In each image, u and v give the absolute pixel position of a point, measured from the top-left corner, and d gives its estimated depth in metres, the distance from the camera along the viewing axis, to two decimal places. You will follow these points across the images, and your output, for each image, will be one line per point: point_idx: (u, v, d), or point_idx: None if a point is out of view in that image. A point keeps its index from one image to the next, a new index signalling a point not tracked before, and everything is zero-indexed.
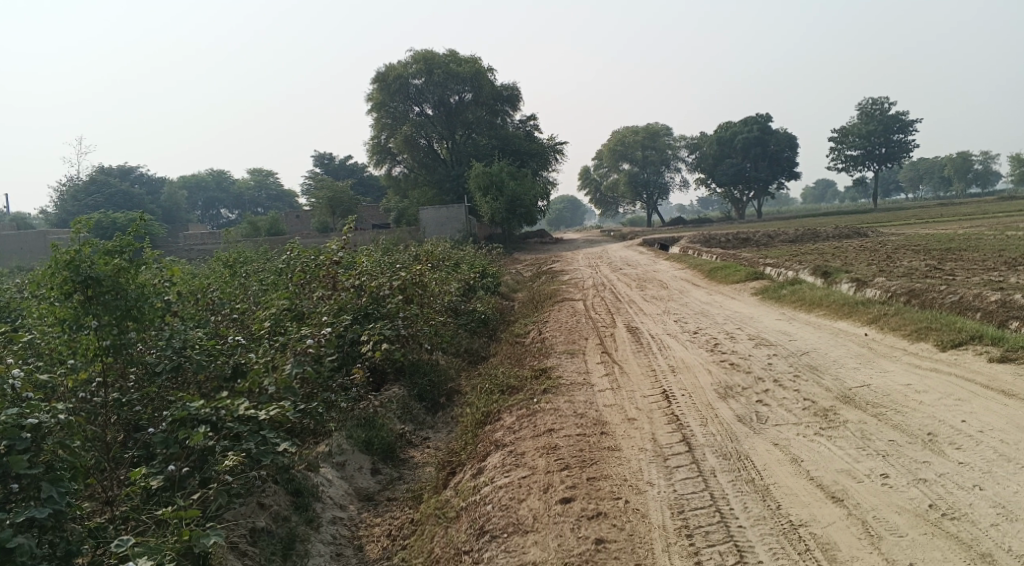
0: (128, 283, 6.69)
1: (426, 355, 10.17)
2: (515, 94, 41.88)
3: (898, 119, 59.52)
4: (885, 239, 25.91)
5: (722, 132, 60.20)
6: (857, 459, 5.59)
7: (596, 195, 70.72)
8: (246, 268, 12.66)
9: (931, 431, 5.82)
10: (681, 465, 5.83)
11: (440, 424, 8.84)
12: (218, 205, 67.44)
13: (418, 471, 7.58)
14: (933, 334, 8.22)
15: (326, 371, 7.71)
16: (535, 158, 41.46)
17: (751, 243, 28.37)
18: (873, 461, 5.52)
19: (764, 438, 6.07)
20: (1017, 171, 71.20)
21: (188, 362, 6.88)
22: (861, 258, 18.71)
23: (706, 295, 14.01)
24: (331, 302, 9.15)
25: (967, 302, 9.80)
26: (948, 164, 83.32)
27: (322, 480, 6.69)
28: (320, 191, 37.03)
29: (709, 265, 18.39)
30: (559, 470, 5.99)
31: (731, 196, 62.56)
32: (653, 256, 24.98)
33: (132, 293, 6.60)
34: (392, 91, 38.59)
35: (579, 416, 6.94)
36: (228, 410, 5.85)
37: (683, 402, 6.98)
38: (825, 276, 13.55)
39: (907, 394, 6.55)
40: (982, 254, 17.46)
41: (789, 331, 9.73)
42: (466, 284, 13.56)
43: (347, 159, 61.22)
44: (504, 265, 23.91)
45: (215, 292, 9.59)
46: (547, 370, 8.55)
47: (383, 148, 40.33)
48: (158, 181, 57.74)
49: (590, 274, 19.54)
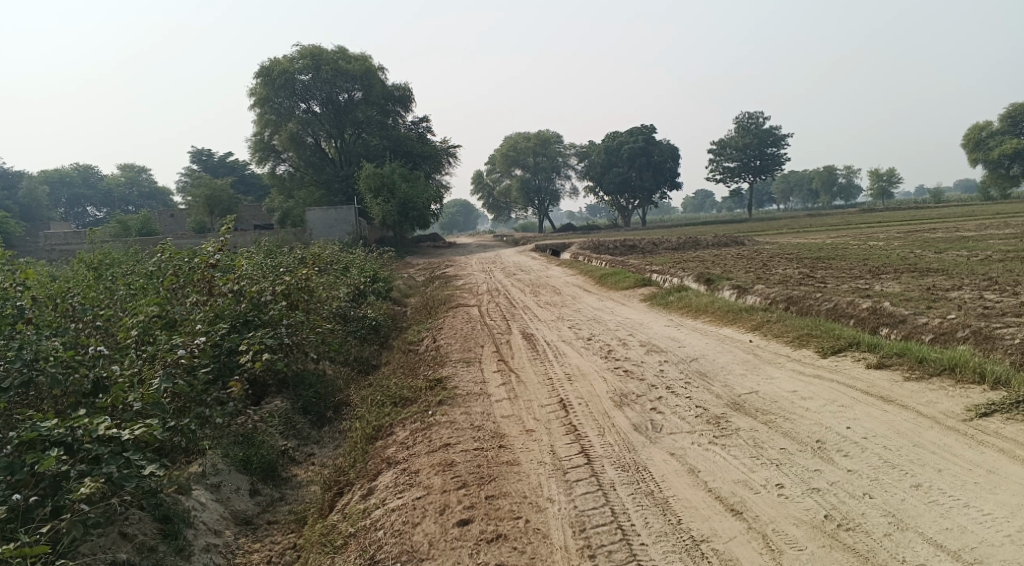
0: None
1: (312, 365, 9.73)
2: (406, 96, 41.31)
3: (771, 134, 62.62)
4: (762, 248, 27.06)
5: (609, 141, 61.56)
6: (752, 468, 5.64)
7: (488, 200, 70.89)
8: (114, 270, 11.79)
9: (819, 439, 5.97)
10: (580, 479, 5.73)
11: (327, 438, 8.46)
12: (85, 202, 63.42)
13: (302, 490, 7.18)
14: (813, 342, 8.51)
15: (200, 385, 7.22)
16: (427, 161, 41.06)
17: (638, 250, 29.03)
18: (768, 471, 5.59)
19: (661, 448, 6.06)
20: (876, 186, 76.33)
21: (40, 376, 6.27)
22: (742, 265, 19.42)
23: (597, 301, 14.14)
24: (206, 308, 8.56)
25: (842, 309, 10.23)
26: (816, 178, 88.35)
27: (194, 505, 6.22)
28: (198, 190, 35.41)
29: (600, 271, 18.63)
30: (456, 489, 5.77)
31: (618, 204, 64.07)
32: (544, 262, 25.13)
33: None
34: (277, 86, 36.93)
35: (475, 429, 6.74)
36: (85, 430, 5.40)
37: (580, 412, 6.90)
38: (709, 283, 13.92)
39: (793, 400, 6.71)
40: (851, 263, 18.46)
41: (678, 337, 9.88)
42: (355, 289, 13.16)
43: (228, 157, 58.79)
44: (396, 268, 23.50)
45: (76, 296, 8.85)
46: (441, 380, 8.31)
47: (267, 146, 38.87)
48: (17, 175, 53.70)
49: (483, 279, 19.43)
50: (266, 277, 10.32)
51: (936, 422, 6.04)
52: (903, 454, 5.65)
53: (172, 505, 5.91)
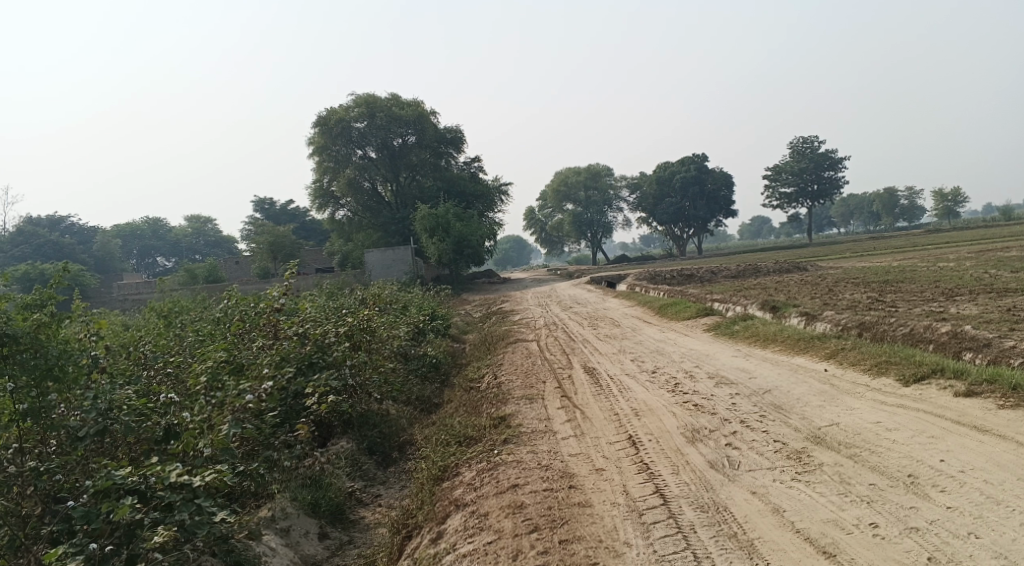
0: (49, 339, 6.32)
1: (375, 406, 9.69)
2: (458, 136, 41.84)
3: (827, 158, 61.47)
4: (824, 273, 26.38)
5: (661, 171, 61.22)
6: (841, 507, 5.33)
7: (541, 235, 71.01)
8: (183, 317, 12.04)
9: (911, 473, 5.62)
10: (657, 521, 5.49)
11: (392, 479, 8.37)
12: (154, 253, 65.62)
13: (371, 533, 7.08)
14: (893, 369, 8.12)
15: (268, 429, 7.22)
16: (480, 199, 41.37)
17: (696, 280, 28.57)
18: (859, 509, 5.28)
19: (741, 486, 5.79)
20: (940, 205, 74.11)
21: (115, 424, 6.30)
22: (805, 292, 18.91)
23: (659, 332, 13.87)
24: (272, 352, 8.61)
25: (919, 333, 9.79)
26: (876, 200, 86.30)
27: (264, 550, 6.17)
28: (260, 236, 36.27)
29: (659, 302, 18.32)
30: (527, 533, 5.59)
31: (673, 234, 63.48)
32: (601, 295, 24.91)
33: (53, 351, 6.23)
34: (334, 134, 37.89)
35: (543, 469, 6.56)
36: (157, 477, 5.41)
37: (651, 449, 6.67)
38: (775, 311, 13.52)
39: (877, 432, 6.37)
40: (920, 286, 17.80)
41: (748, 368, 9.57)
42: (415, 328, 13.15)
43: (288, 204, 60.28)
44: (453, 306, 23.55)
45: (148, 345, 9.02)
46: (506, 418, 8.15)
47: (326, 192, 39.71)
48: (90, 230, 55.89)
49: (540, 313, 19.32)
50: (329, 320, 10.37)
51: None
52: (1007, 488, 5.27)
53: (243, 550, 5.85)
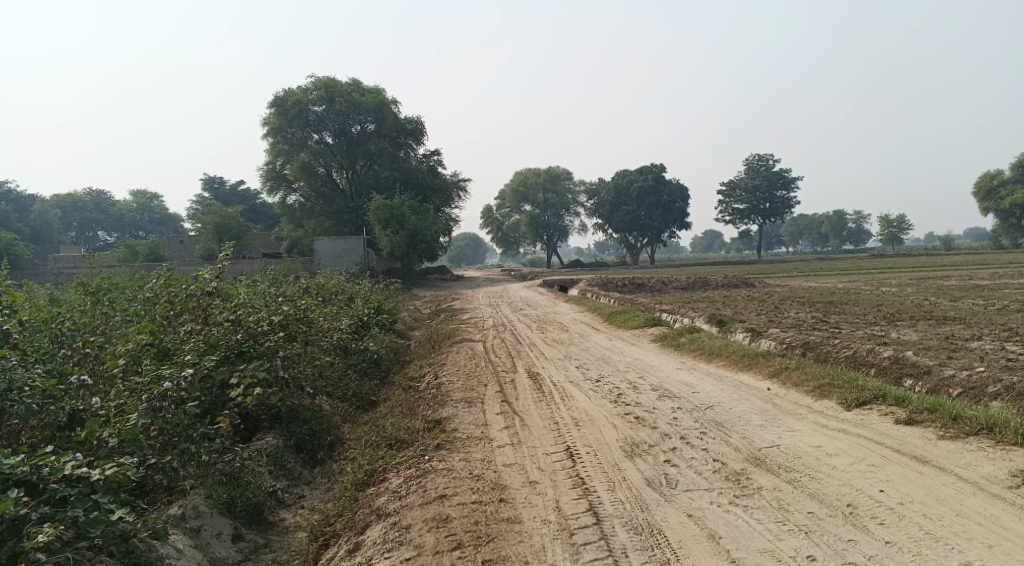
0: None
1: (308, 400, 9.32)
2: (418, 128, 41.24)
3: (781, 177, 62.51)
4: (772, 291, 26.63)
5: (619, 179, 61.45)
6: (778, 536, 5.17)
7: (497, 234, 70.68)
8: (113, 295, 11.48)
9: (850, 502, 5.50)
10: (588, 542, 5.26)
11: (319, 478, 8.02)
12: (96, 226, 63.69)
13: (289, 537, 6.71)
14: (835, 392, 8.05)
15: (185, 420, 6.84)
16: (436, 194, 40.92)
17: (646, 289, 28.63)
18: (796, 540, 5.12)
19: (677, 507, 5.60)
20: (885, 231, 76.04)
21: (14, 406, 5.91)
22: (752, 308, 18.98)
23: (606, 340, 13.73)
24: (200, 338, 8.21)
25: (861, 357, 9.78)
26: (825, 222, 88.16)
27: (169, 552, 5.78)
28: (207, 217, 35.32)
29: (608, 309, 18.22)
30: (450, 550, 5.30)
31: (627, 242, 63.79)
32: (552, 298, 24.78)
33: None
34: (290, 116, 37.11)
35: (474, 479, 6.30)
36: (51, 469, 5.02)
37: (588, 462, 6.45)
38: (721, 325, 13.49)
39: (818, 457, 6.25)
40: (864, 308, 18.03)
41: (691, 382, 9.43)
42: (358, 322, 12.76)
43: (240, 185, 59.04)
44: (402, 301, 23.16)
45: (67, 321, 8.50)
46: (441, 422, 7.86)
47: (279, 175, 38.88)
48: (29, 198, 53.96)
49: (489, 313, 19.04)
50: (265, 307, 9.94)
51: (979, 488, 5.58)
52: (947, 524, 5.18)
53: (144, 551, 5.45)
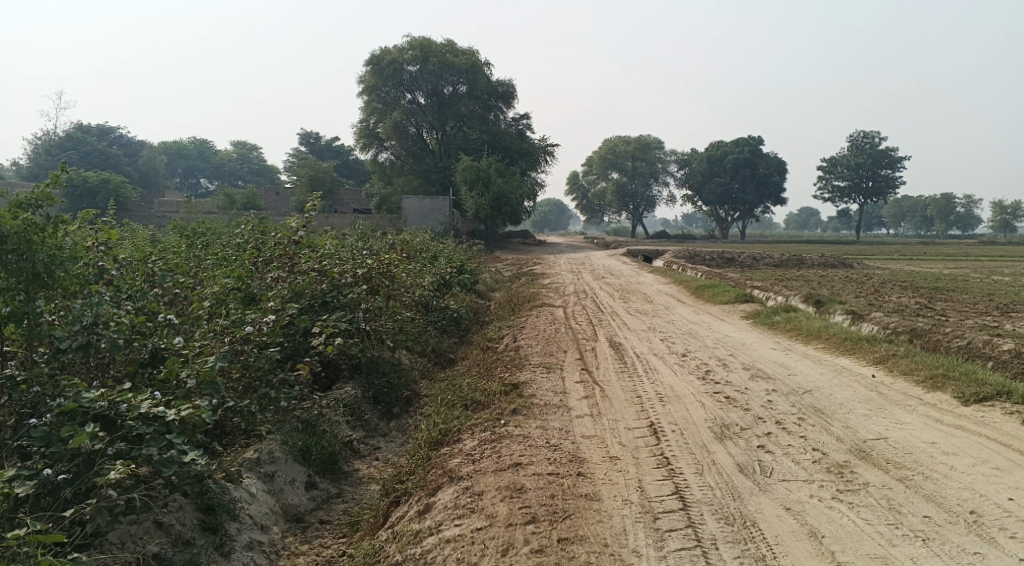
0: None
1: (388, 354, 9.20)
2: (510, 91, 40.67)
3: (887, 155, 59.43)
4: (871, 273, 25.28)
5: (713, 150, 59.55)
6: (891, 541, 4.67)
7: (583, 201, 69.96)
8: (206, 239, 11.62)
9: (973, 509, 4.94)
10: (673, 530, 4.88)
11: (394, 433, 7.89)
12: (198, 174, 66.00)
13: (361, 489, 6.58)
14: (950, 384, 7.36)
15: (266, 364, 6.76)
16: (525, 158, 40.32)
17: (736, 264, 27.64)
18: (913, 548, 4.61)
19: (772, 498, 5.16)
20: (997, 218, 71.48)
21: (101, 340, 5.91)
22: (849, 290, 18.00)
23: (693, 314, 13.15)
24: (285, 285, 8.20)
25: (977, 348, 8.96)
26: (931, 205, 83.60)
27: (242, 495, 5.64)
28: (302, 169, 35.92)
29: (695, 282, 17.56)
30: (523, 524, 5.01)
31: (717, 215, 62.00)
32: (636, 268, 24.17)
33: None
34: (385, 74, 37.62)
35: (552, 449, 6.00)
36: (128, 405, 4.93)
37: (674, 441, 6.06)
38: (818, 306, 12.75)
39: (932, 454, 5.68)
40: (973, 297, 16.77)
41: (787, 363, 8.84)
42: (440, 279, 12.58)
43: (334, 141, 60.02)
44: (485, 262, 23.02)
45: (159, 261, 8.57)
46: (519, 386, 7.58)
47: (371, 133, 39.19)
48: (138, 144, 56.45)
49: (571, 280, 18.61)
50: (349, 259, 9.85)
51: None
52: None
53: (217, 493, 5.36)
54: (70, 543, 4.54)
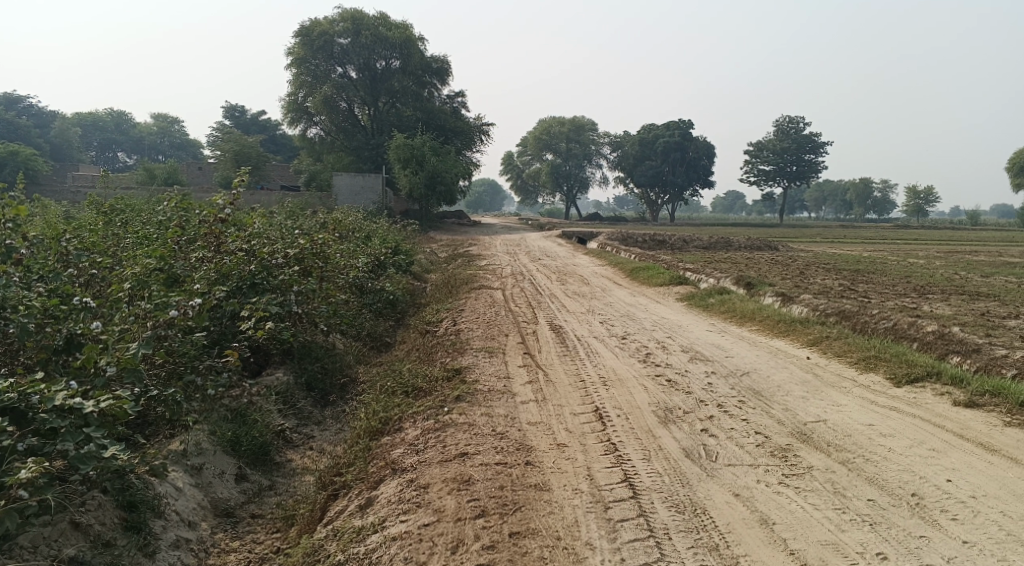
0: None
1: (321, 338, 8.90)
2: (444, 67, 40.09)
3: (810, 140, 61.05)
4: (797, 256, 25.91)
5: (644, 133, 60.11)
6: (840, 527, 4.71)
7: (516, 182, 69.83)
8: (126, 216, 11.03)
9: (915, 491, 5.03)
10: (625, 520, 4.82)
11: (328, 420, 7.62)
12: (116, 147, 63.29)
13: (295, 480, 6.32)
14: (882, 366, 7.52)
15: (192, 350, 6.43)
16: (458, 136, 39.86)
17: (667, 246, 27.98)
18: (862, 533, 4.65)
19: (721, 485, 5.15)
20: (912, 202, 74.43)
21: (9, 324, 5.49)
22: (777, 272, 18.38)
23: (629, 296, 13.18)
24: (212, 266, 7.83)
25: (903, 329, 9.21)
26: (850, 189, 86.46)
27: (167, 491, 5.34)
28: (227, 144, 34.73)
29: (630, 264, 17.66)
30: (472, 519, 4.87)
31: (648, 198, 62.78)
32: (571, 250, 24.21)
33: None
34: (315, 47, 36.57)
35: (497, 437, 5.86)
36: (41, 397, 4.57)
37: (620, 427, 6.00)
38: (750, 288, 12.95)
39: (870, 436, 5.77)
40: (894, 279, 17.33)
41: (724, 346, 8.92)
42: (375, 261, 12.27)
43: (261, 115, 58.29)
44: (419, 243, 22.69)
45: (74, 240, 8.09)
46: (459, 371, 7.41)
47: (299, 107, 37.86)
48: (50, 115, 53.69)
49: (507, 262, 18.46)
50: (279, 239, 9.49)
51: None
52: None
53: (140, 489, 5.05)
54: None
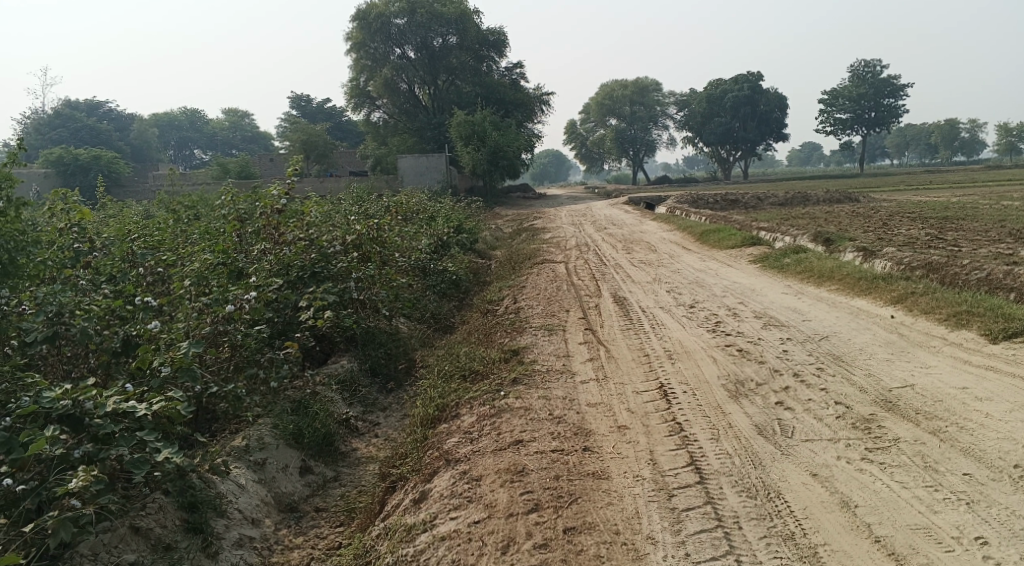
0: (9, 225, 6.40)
1: (385, 323, 8.80)
2: (501, 39, 39.38)
3: (889, 84, 58.06)
4: (878, 206, 24.66)
5: (711, 89, 58.31)
6: (931, 508, 4.33)
7: (582, 150, 68.93)
8: (193, 212, 11.16)
9: (1017, 463, 4.58)
10: (691, 508, 4.54)
11: (393, 405, 7.53)
12: (192, 145, 65.31)
13: (359, 470, 6.23)
14: (975, 322, 6.95)
15: (253, 343, 6.39)
16: (520, 109, 39.42)
17: (740, 205, 27.06)
18: (958, 516, 4.26)
19: (795, 464, 4.81)
20: (1003, 140, 70.20)
21: (69, 329, 5.49)
22: (857, 224, 17.49)
23: (700, 261, 12.71)
24: (272, 258, 7.80)
25: (998, 279, 8.52)
26: (935, 132, 82.11)
27: (229, 489, 5.31)
28: (294, 134, 35.19)
29: (700, 227, 17.07)
30: (526, 514, 4.66)
31: (718, 156, 61.10)
32: (639, 216, 23.64)
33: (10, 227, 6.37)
34: (372, 30, 36.56)
35: (555, 421, 5.65)
36: (94, 403, 4.57)
37: (685, 404, 5.70)
38: (828, 244, 12.29)
39: (964, 402, 5.31)
40: (986, 224, 16.26)
41: (801, 309, 8.45)
42: (437, 241, 12.13)
43: (325, 103, 59.01)
44: (484, 219, 22.53)
45: (140, 239, 8.16)
46: (520, 352, 7.20)
47: (362, 92, 38.51)
48: (128, 117, 55.64)
49: (572, 233, 18.09)
50: (338, 226, 9.43)
51: None
52: None
53: (201, 489, 5.04)
54: (34, 559, 4.22)
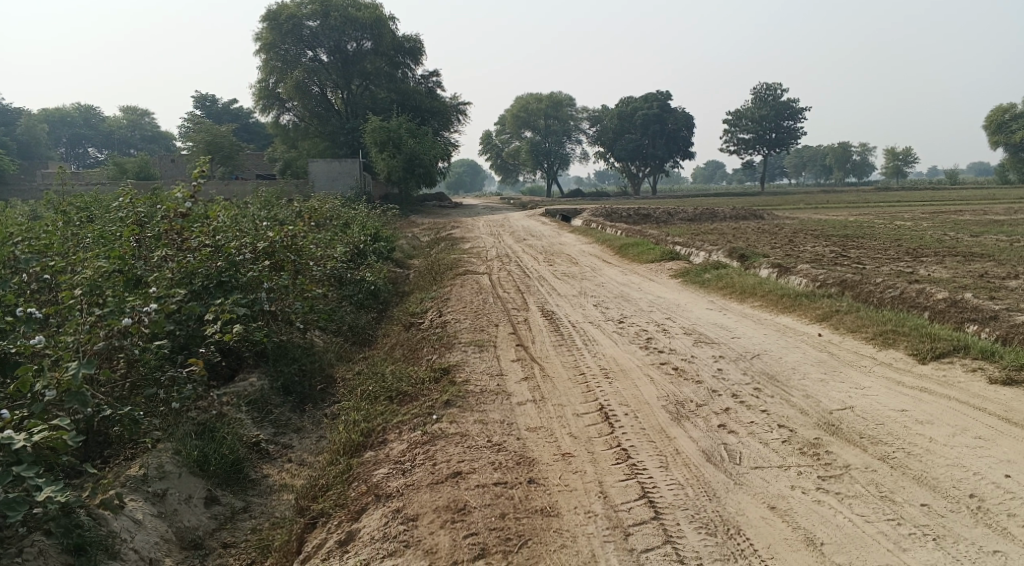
0: None
1: (298, 336, 8.22)
2: (416, 47, 39.17)
3: (789, 107, 60.50)
4: (782, 223, 25.44)
5: (623, 106, 59.32)
6: (899, 545, 4.22)
7: (496, 161, 68.68)
8: (87, 215, 10.28)
9: (973, 492, 4.57)
10: (650, 550, 4.30)
11: (308, 426, 6.98)
12: (86, 143, 61.96)
13: (272, 500, 5.68)
14: (901, 342, 6.99)
15: (152, 360, 5.80)
16: (435, 117, 38.99)
17: (653, 220, 27.41)
18: (925, 552, 4.17)
19: (750, 497, 4.65)
20: (890, 164, 74.23)
21: None
22: (765, 241, 17.89)
23: (621, 274, 12.61)
24: (175, 265, 7.17)
25: (912, 297, 8.66)
26: (829, 154, 86.11)
27: (123, 526, 4.74)
28: (198, 135, 33.64)
29: (617, 240, 17.08)
30: (472, 561, 4.32)
31: (629, 172, 62.14)
32: (556, 228, 23.58)
33: None
34: (284, 31, 35.44)
35: (494, 449, 5.32)
36: None
37: (629, 428, 5.47)
38: (743, 260, 12.40)
39: (906, 424, 5.31)
40: (884, 243, 16.86)
41: (728, 325, 8.39)
42: (353, 250, 11.59)
43: (232, 104, 57.07)
44: (399, 227, 21.95)
45: (25, 242, 7.36)
46: (447, 370, 6.81)
47: (272, 94, 36.87)
48: (16, 112, 52.20)
49: (490, 243, 17.78)
50: (247, 232, 8.81)
51: None
52: None
53: (90, 528, 4.46)
54: None
